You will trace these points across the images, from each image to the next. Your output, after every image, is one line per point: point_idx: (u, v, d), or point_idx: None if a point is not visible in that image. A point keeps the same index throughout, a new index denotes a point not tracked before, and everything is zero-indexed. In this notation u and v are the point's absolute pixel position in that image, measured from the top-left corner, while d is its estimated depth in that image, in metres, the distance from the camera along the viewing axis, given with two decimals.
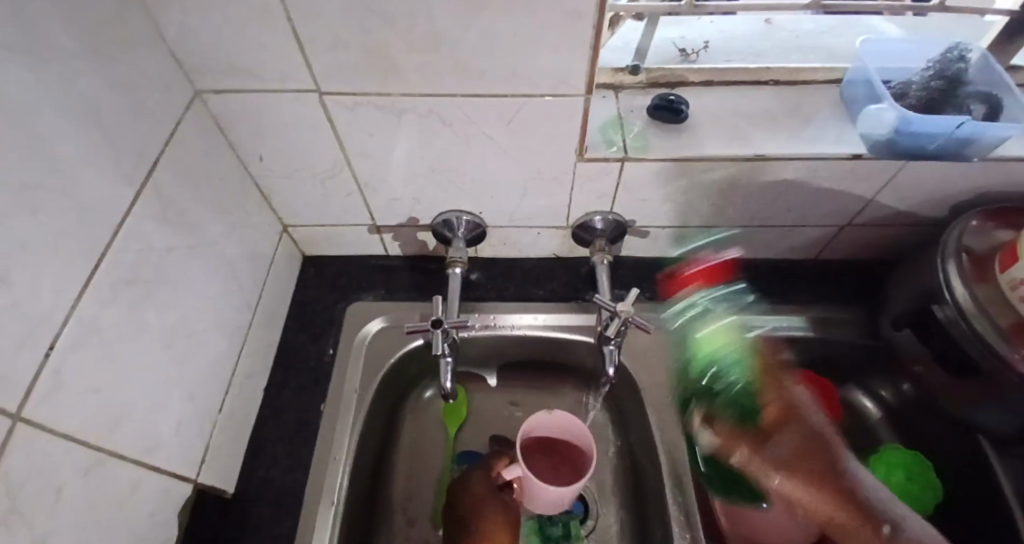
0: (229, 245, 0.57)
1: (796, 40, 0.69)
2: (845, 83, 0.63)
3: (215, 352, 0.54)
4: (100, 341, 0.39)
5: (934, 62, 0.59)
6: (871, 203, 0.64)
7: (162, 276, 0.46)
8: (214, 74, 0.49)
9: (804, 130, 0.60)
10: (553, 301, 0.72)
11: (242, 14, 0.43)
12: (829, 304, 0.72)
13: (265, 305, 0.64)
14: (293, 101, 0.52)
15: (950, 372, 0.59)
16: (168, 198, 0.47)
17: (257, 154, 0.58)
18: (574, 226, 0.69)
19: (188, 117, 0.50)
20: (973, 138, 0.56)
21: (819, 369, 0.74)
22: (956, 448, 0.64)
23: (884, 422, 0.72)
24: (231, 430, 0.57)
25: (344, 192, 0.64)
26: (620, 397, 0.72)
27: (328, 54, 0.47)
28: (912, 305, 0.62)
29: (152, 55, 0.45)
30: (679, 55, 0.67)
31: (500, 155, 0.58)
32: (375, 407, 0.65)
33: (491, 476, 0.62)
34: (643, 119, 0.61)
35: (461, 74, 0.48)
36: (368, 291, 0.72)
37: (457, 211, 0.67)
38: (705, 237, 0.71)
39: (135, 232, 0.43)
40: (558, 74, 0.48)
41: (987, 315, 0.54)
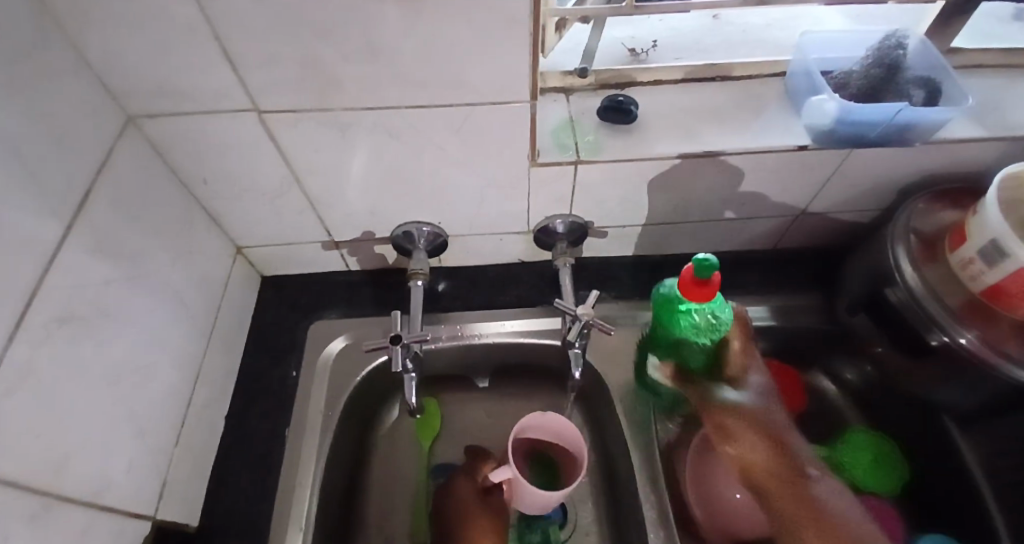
0: (177, 272, 0.55)
1: (741, 35, 0.70)
2: (789, 75, 0.64)
3: (168, 384, 0.53)
4: (37, 382, 0.37)
5: (873, 51, 0.59)
6: (822, 191, 0.65)
7: (102, 309, 0.44)
8: (147, 100, 0.48)
9: (750, 123, 0.61)
10: (518, 306, 0.72)
11: (167, 35, 0.42)
12: (790, 292, 0.73)
13: (222, 331, 0.63)
14: (232, 121, 0.51)
15: (904, 353, 0.61)
16: (104, 229, 0.45)
17: (202, 177, 0.57)
18: (534, 231, 0.69)
19: (122, 145, 0.48)
20: (912, 122, 0.57)
21: (784, 355, 0.75)
22: (919, 423, 0.66)
23: (847, 404, 0.74)
24: (191, 462, 0.56)
25: (297, 209, 0.62)
26: (591, 397, 0.71)
27: (262, 70, 0.46)
28: (866, 289, 0.64)
29: (77, 83, 0.43)
30: (628, 55, 0.67)
31: (452, 164, 0.57)
32: (343, 427, 0.64)
33: (478, 481, 0.63)
34: (594, 120, 0.61)
35: (402, 85, 0.48)
36: (331, 309, 0.71)
37: (416, 222, 0.66)
38: (664, 234, 0.71)
39: (68, 266, 0.41)
40: (501, 80, 0.48)
41: (935, 296, 0.56)
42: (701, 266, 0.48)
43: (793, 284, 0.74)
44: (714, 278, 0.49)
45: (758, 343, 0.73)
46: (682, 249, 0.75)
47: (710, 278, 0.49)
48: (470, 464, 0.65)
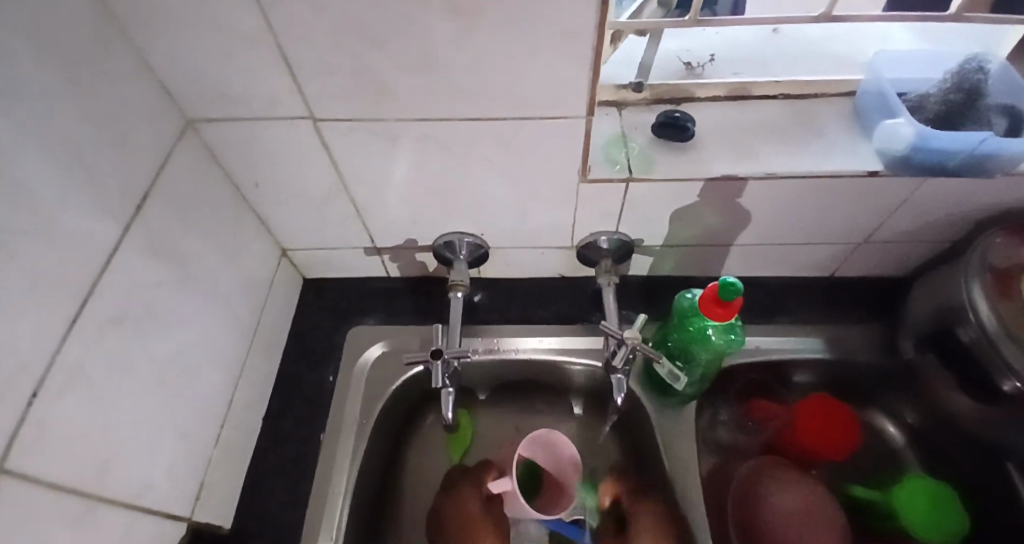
0: (224, 275, 0.55)
1: (805, 49, 0.67)
2: (858, 94, 0.61)
3: (210, 385, 0.53)
4: (86, 384, 0.37)
5: (952, 73, 0.56)
6: (889, 220, 0.61)
7: (151, 311, 0.45)
8: (206, 104, 0.49)
9: (816, 144, 0.57)
10: (557, 322, 0.70)
11: (230, 42, 0.42)
12: (846, 323, 0.69)
13: (263, 333, 0.63)
14: (286, 127, 0.51)
15: (974, 397, 0.57)
16: (158, 233, 0.46)
17: (253, 181, 0.57)
18: (578, 246, 0.67)
19: (180, 148, 0.49)
20: (994, 153, 0.53)
21: (835, 388, 0.71)
22: (985, 476, 0.61)
23: (904, 445, 0.69)
24: (228, 464, 0.56)
25: (342, 215, 0.62)
26: (629, 422, 0.69)
27: (320, 79, 0.46)
28: (936, 326, 0.60)
29: (140, 87, 0.44)
30: (684, 68, 0.65)
31: (500, 176, 0.56)
32: (376, 436, 0.64)
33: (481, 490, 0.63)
34: (647, 136, 0.59)
35: (455, 97, 0.47)
36: (369, 315, 0.71)
37: (458, 233, 0.65)
38: (714, 256, 0.69)
39: (121, 269, 0.41)
40: (558, 94, 0.47)
41: (1013, 339, 0.51)
42: (726, 290, 0.49)
43: (849, 315, 0.70)
44: (736, 300, 0.50)
45: (808, 375, 0.70)
46: (730, 271, 0.72)
47: (732, 303, 0.50)
48: (475, 474, 0.65)
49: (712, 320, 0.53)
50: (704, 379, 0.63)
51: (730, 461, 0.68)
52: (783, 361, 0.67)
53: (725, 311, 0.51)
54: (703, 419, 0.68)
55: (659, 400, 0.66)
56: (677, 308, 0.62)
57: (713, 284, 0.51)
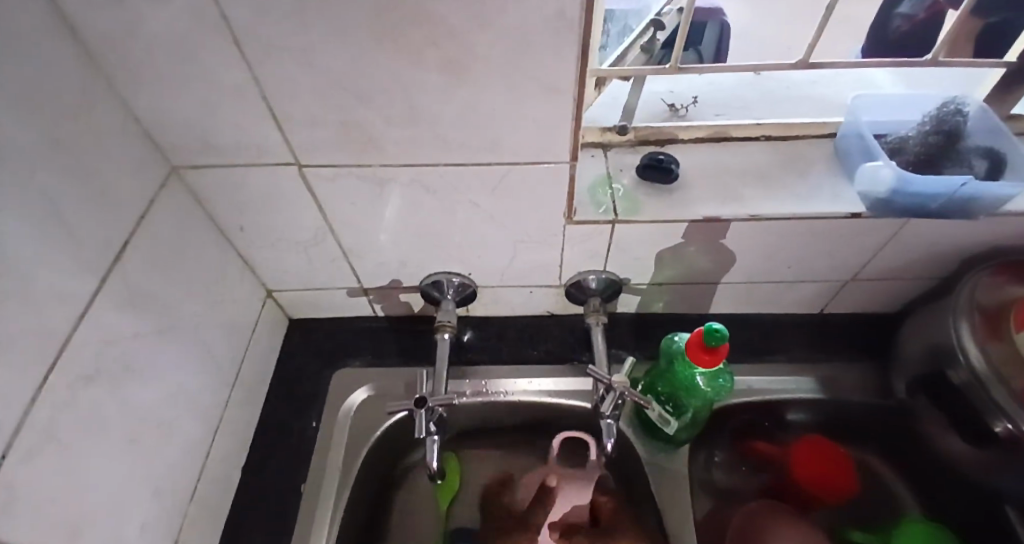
0: (206, 321, 0.55)
1: (786, 90, 0.68)
2: (839, 136, 0.62)
3: (187, 436, 0.51)
4: (57, 443, 0.36)
5: (930, 115, 0.57)
6: (873, 259, 0.61)
7: (127, 363, 0.44)
8: (191, 153, 0.49)
9: (799, 186, 0.58)
10: (547, 363, 0.69)
11: (215, 94, 0.43)
12: (837, 361, 0.69)
13: (245, 379, 0.62)
14: (273, 174, 0.51)
15: (967, 440, 0.56)
16: (138, 282, 0.45)
17: (238, 225, 0.57)
18: (566, 285, 0.66)
19: (164, 196, 0.49)
20: (974, 196, 0.54)
21: (829, 428, 0.70)
22: (982, 518, 0.60)
23: (902, 485, 0.68)
24: (204, 518, 0.54)
25: (329, 257, 0.62)
26: (621, 465, 0.67)
27: (305, 129, 0.46)
28: (926, 366, 0.59)
29: (125, 138, 0.44)
30: (668, 110, 0.66)
31: (486, 219, 0.56)
32: (360, 484, 0.62)
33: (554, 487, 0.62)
34: (633, 177, 0.60)
35: (441, 145, 0.47)
36: (355, 357, 0.70)
37: (446, 272, 0.65)
38: (702, 294, 0.68)
39: (98, 322, 0.40)
40: (542, 142, 0.47)
41: (1003, 381, 0.51)
42: (712, 336, 0.50)
43: (839, 352, 0.69)
44: (721, 346, 0.51)
45: (801, 414, 0.68)
46: (720, 309, 0.72)
47: (719, 349, 0.51)
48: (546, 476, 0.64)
49: (698, 366, 0.53)
50: (693, 423, 0.62)
51: (727, 504, 0.67)
52: (775, 401, 0.67)
53: (711, 357, 0.52)
54: (700, 458, 0.68)
55: (650, 443, 0.64)
56: (665, 351, 0.61)
57: (698, 330, 0.52)
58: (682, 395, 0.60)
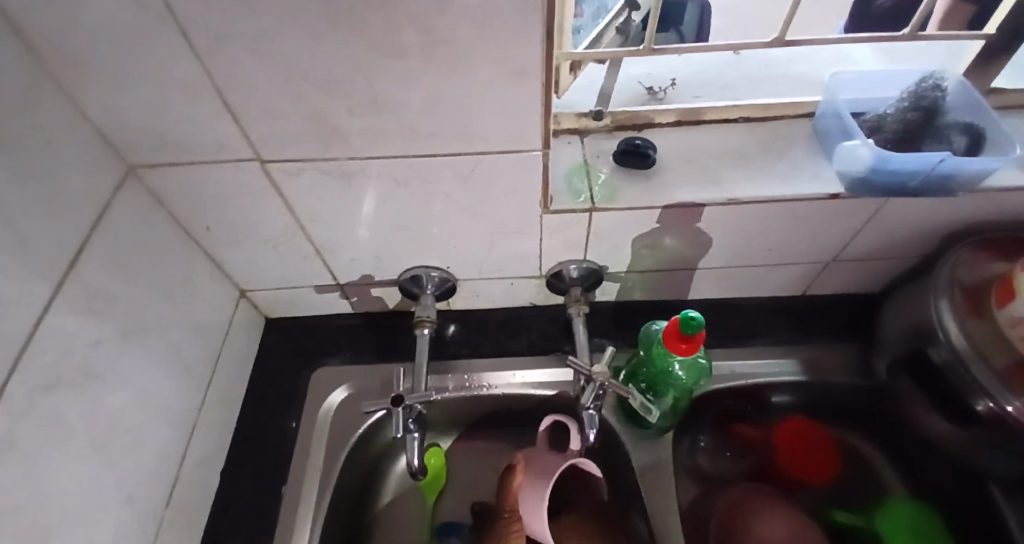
0: (174, 325, 0.53)
1: (765, 69, 0.67)
2: (818, 116, 0.61)
3: (159, 442, 0.50)
4: (17, 457, 0.35)
5: (907, 93, 0.56)
6: (854, 239, 0.61)
7: (90, 372, 0.42)
8: (147, 151, 0.47)
9: (776, 168, 0.57)
10: (530, 354, 0.68)
11: (166, 89, 0.41)
12: (820, 342, 0.69)
13: (220, 382, 0.61)
14: (235, 170, 0.49)
15: (950, 419, 0.56)
16: (97, 287, 0.43)
17: (204, 225, 0.56)
18: (546, 275, 0.66)
19: (121, 197, 0.47)
20: (953, 172, 0.53)
21: (816, 409, 0.70)
22: (961, 490, 0.61)
23: (886, 463, 0.68)
24: (183, 523, 0.53)
25: (302, 255, 0.61)
26: (606, 454, 0.67)
27: (265, 124, 0.44)
28: (907, 345, 0.59)
29: (74, 138, 0.42)
30: (645, 93, 0.64)
31: (459, 211, 0.55)
32: (343, 482, 0.62)
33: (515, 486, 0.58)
34: (609, 164, 0.58)
35: (408, 136, 0.46)
36: (335, 355, 0.69)
37: (424, 267, 0.63)
38: (684, 280, 0.68)
39: (55, 329, 0.39)
40: (512, 131, 0.46)
41: (983, 358, 0.51)
42: (689, 324, 0.50)
43: (822, 334, 0.69)
44: (699, 334, 0.50)
45: (786, 396, 0.68)
46: (702, 294, 0.71)
47: (696, 337, 0.50)
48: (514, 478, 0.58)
49: (676, 354, 0.53)
50: (675, 411, 0.62)
51: (713, 490, 0.67)
52: (759, 385, 0.66)
53: (689, 345, 0.51)
54: (685, 444, 0.68)
55: (637, 431, 0.64)
56: (645, 339, 0.62)
57: (675, 318, 0.51)
58: (664, 382, 0.60)
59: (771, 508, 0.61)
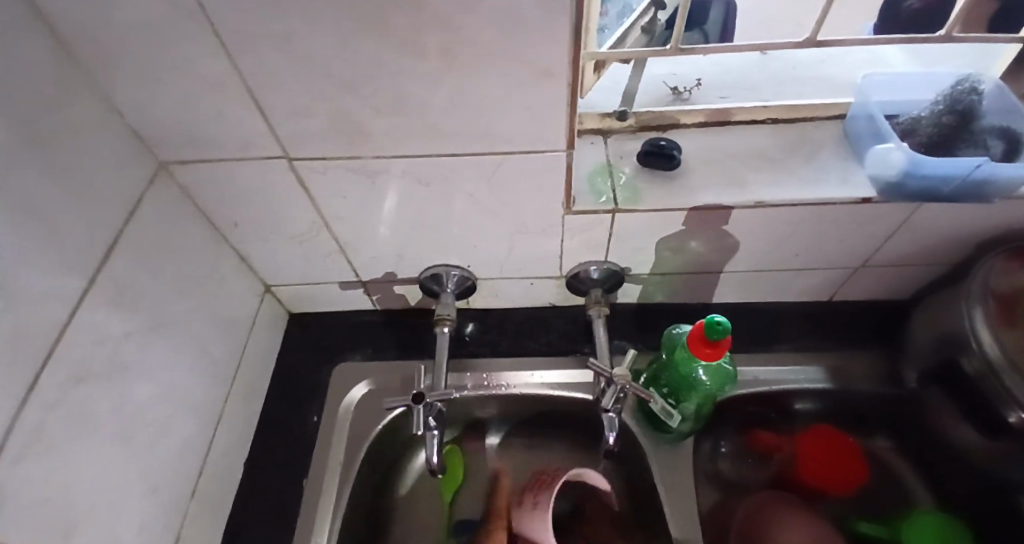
0: (200, 319, 0.54)
1: (793, 70, 0.66)
2: (849, 117, 0.60)
3: (184, 434, 0.51)
4: (49, 446, 0.36)
5: (943, 95, 0.55)
6: (884, 245, 0.59)
7: (119, 364, 0.43)
8: (178, 147, 0.48)
9: (804, 171, 0.56)
10: (549, 355, 0.68)
11: (197, 87, 0.41)
12: (846, 349, 0.67)
13: (243, 375, 0.62)
14: (262, 167, 0.50)
15: (980, 430, 0.55)
16: (127, 281, 0.44)
17: (230, 220, 0.57)
18: (566, 276, 0.65)
19: (152, 192, 0.48)
20: (990, 178, 0.51)
21: (841, 417, 0.69)
22: (993, 506, 0.59)
23: (913, 474, 0.67)
24: (205, 513, 0.54)
25: (325, 252, 0.61)
26: (624, 457, 0.67)
27: (293, 122, 0.45)
28: (938, 354, 0.58)
29: (109, 133, 0.43)
30: (670, 94, 0.64)
31: (481, 211, 0.55)
32: (362, 477, 0.62)
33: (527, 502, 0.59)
34: (633, 165, 0.58)
35: (432, 136, 0.46)
36: (355, 351, 0.70)
37: (445, 265, 0.64)
38: (706, 283, 0.67)
39: (87, 322, 0.40)
40: (537, 131, 0.46)
41: (1018, 370, 0.50)
42: (713, 329, 0.49)
43: (848, 341, 0.68)
44: (724, 339, 0.50)
45: (809, 404, 0.67)
46: (725, 298, 0.70)
47: (721, 342, 0.50)
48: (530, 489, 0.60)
49: (700, 359, 0.52)
50: (696, 416, 0.61)
51: (735, 496, 0.66)
52: (782, 391, 0.65)
53: (713, 350, 0.50)
54: (705, 449, 0.67)
55: (654, 436, 0.63)
56: (667, 342, 0.61)
57: (700, 322, 0.51)
58: (686, 387, 0.59)
59: (790, 518, 0.61)
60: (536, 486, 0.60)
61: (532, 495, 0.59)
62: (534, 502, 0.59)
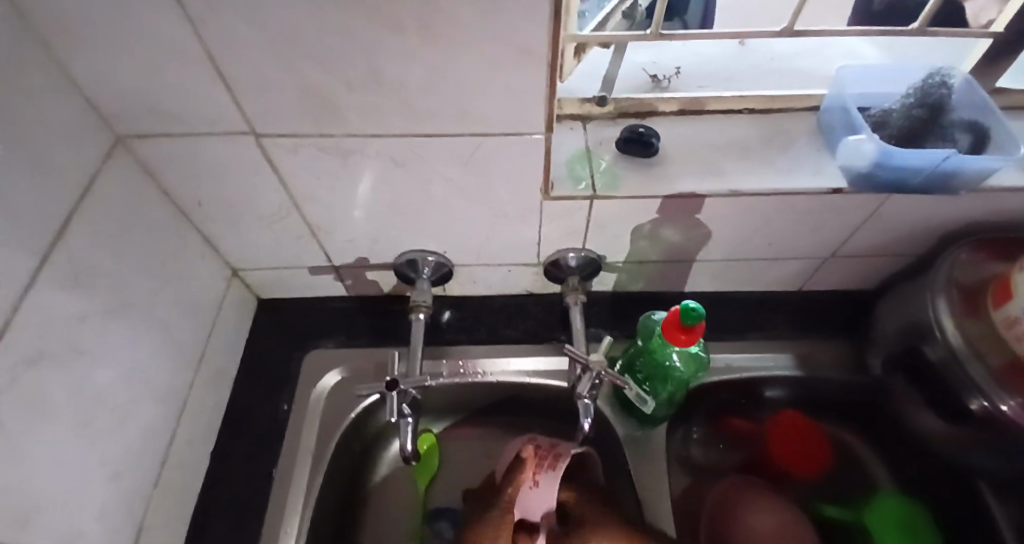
0: (164, 302, 0.52)
1: (770, 61, 0.67)
2: (823, 109, 0.60)
3: (146, 420, 0.50)
4: (0, 431, 0.34)
5: (914, 88, 0.56)
6: (853, 236, 0.61)
7: (76, 347, 0.41)
8: (138, 120, 0.46)
9: (778, 160, 0.57)
10: (526, 342, 0.68)
11: (156, 56, 0.39)
12: (815, 337, 0.69)
13: (210, 361, 0.60)
14: (229, 144, 0.48)
15: (942, 416, 0.57)
16: (84, 260, 0.42)
17: (196, 200, 0.55)
18: (544, 263, 0.65)
19: (110, 168, 0.46)
20: (957, 170, 0.52)
21: (810, 405, 0.70)
22: (950, 487, 0.61)
23: (877, 459, 0.69)
24: (170, 502, 0.53)
25: (297, 234, 0.60)
26: (599, 444, 0.67)
27: (262, 98, 0.43)
28: (903, 343, 0.59)
29: (61, 103, 0.41)
30: (649, 81, 0.63)
31: (457, 194, 0.54)
32: (334, 465, 0.61)
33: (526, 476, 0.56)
34: (611, 151, 0.58)
35: (407, 115, 0.45)
36: (328, 337, 0.68)
37: (421, 251, 0.63)
38: (682, 272, 0.67)
39: (41, 302, 0.38)
40: (514, 113, 0.45)
41: (979, 358, 0.51)
42: (689, 314, 0.49)
43: (817, 329, 0.69)
44: (698, 325, 0.50)
45: (779, 391, 0.69)
46: (700, 287, 0.71)
47: (695, 328, 0.50)
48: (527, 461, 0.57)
49: (675, 344, 0.52)
50: (670, 403, 0.62)
51: (705, 480, 0.67)
52: (754, 379, 0.67)
53: (688, 336, 0.51)
54: (678, 435, 0.68)
55: (627, 421, 0.64)
56: (643, 329, 0.62)
57: (675, 308, 0.51)
58: (661, 374, 0.60)
59: (753, 498, 0.62)
60: (532, 462, 0.57)
61: (533, 473, 0.56)
62: (534, 480, 0.56)
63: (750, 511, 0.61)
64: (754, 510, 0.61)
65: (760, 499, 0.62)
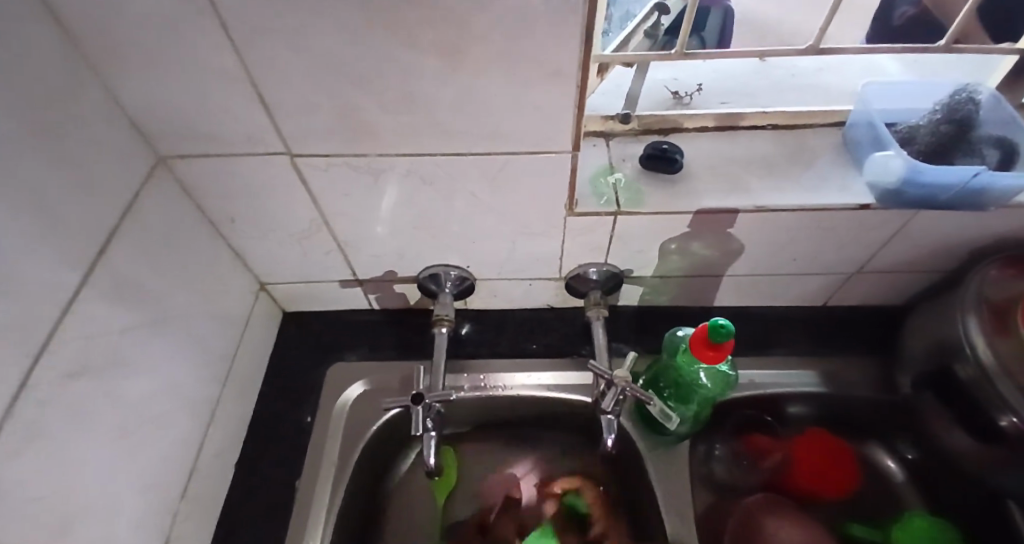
0: (197, 316, 0.53)
1: (794, 77, 0.67)
2: (849, 125, 0.60)
3: (177, 433, 0.50)
4: (44, 443, 0.35)
5: (941, 104, 0.55)
6: (880, 252, 0.60)
7: (114, 361, 0.42)
8: (177, 140, 0.47)
9: (804, 176, 0.56)
10: (547, 357, 0.68)
11: (200, 79, 0.41)
12: (840, 353, 0.68)
13: (238, 374, 0.61)
14: (263, 163, 0.49)
15: (973, 435, 0.55)
16: (124, 274, 0.43)
17: (228, 216, 0.56)
18: (566, 277, 0.65)
19: (150, 185, 0.47)
20: (985, 187, 0.52)
21: (835, 422, 0.69)
22: (979, 507, 0.60)
23: (904, 478, 0.68)
24: (198, 515, 0.53)
25: (324, 249, 0.61)
26: (622, 461, 0.67)
27: (298, 118, 0.44)
28: (932, 360, 0.58)
29: (106, 123, 0.42)
30: (671, 98, 0.64)
31: (483, 211, 0.55)
32: (356, 478, 0.61)
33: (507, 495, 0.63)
34: (635, 167, 0.58)
35: (438, 133, 0.46)
36: (351, 350, 0.69)
37: (443, 265, 0.63)
38: (705, 287, 0.67)
39: (84, 317, 0.39)
40: (544, 132, 0.45)
41: (1008, 374, 0.50)
42: (717, 331, 0.49)
43: (843, 345, 0.69)
44: (727, 343, 0.50)
45: (803, 408, 0.68)
46: (722, 302, 0.71)
47: (723, 345, 0.50)
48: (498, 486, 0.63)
49: (702, 361, 0.52)
50: (695, 420, 0.61)
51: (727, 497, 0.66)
52: (780, 396, 0.66)
53: (716, 353, 0.50)
54: (700, 451, 0.66)
55: (650, 438, 0.64)
56: (668, 345, 0.61)
57: (703, 324, 0.51)
58: (688, 391, 0.59)
59: (777, 516, 0.62)
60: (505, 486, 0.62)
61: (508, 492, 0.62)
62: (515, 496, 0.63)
63: (773, 529, 0.61)
64: (777, 528, 0.61)
65: (783, 515, 0.62)
